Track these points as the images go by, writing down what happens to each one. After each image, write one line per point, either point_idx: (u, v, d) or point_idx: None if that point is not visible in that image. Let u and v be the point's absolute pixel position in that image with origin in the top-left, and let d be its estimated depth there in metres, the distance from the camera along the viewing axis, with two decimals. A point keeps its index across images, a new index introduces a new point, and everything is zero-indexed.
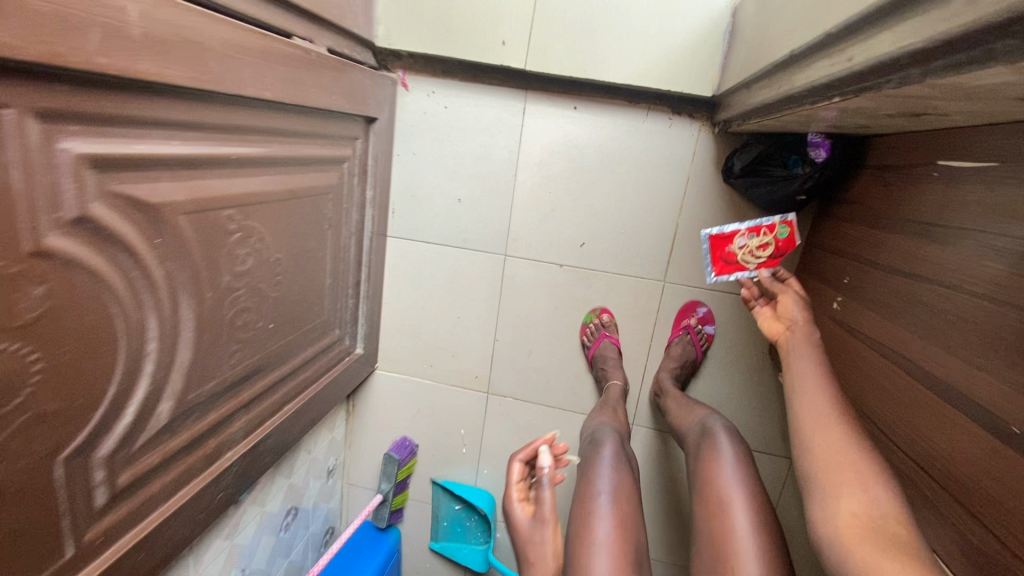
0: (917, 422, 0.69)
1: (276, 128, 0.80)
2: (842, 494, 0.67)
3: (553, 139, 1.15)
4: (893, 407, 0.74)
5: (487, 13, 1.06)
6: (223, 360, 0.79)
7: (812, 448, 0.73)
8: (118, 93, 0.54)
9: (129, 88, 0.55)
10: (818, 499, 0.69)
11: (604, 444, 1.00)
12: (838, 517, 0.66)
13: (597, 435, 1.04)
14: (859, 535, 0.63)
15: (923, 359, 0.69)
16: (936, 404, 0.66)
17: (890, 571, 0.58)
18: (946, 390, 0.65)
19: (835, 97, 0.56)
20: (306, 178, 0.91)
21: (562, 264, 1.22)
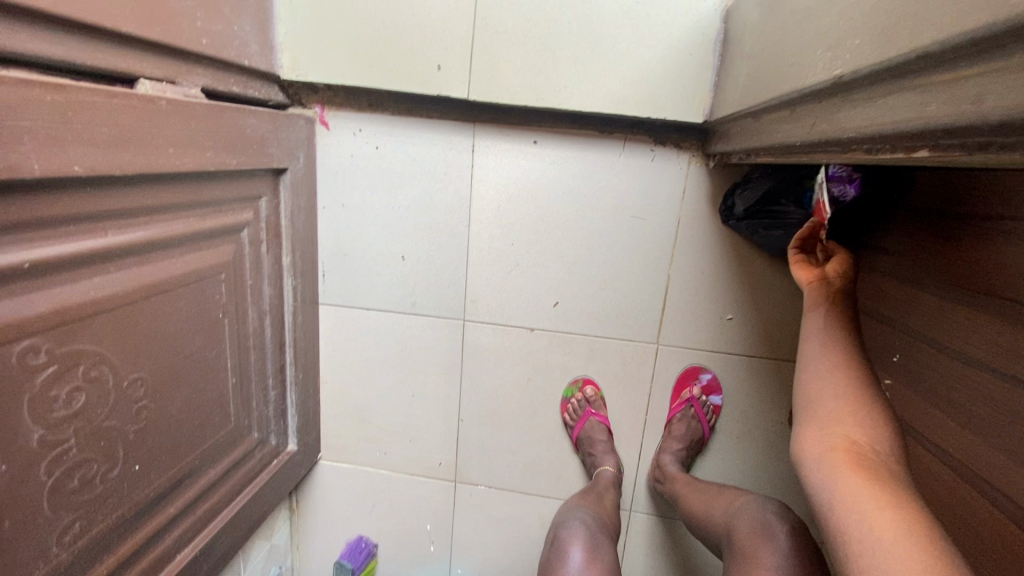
0: (1000, 555, 0.52)
1: (110, 209, 0.57)
2: (839, 421, 0.61)
3: (511, 181, 0.93)
4: (964, 517, 0.57)
5: (415, 32, 0.84)
6: (52, 541, 0.56)
7: (813, 366, 0.66)
8: None
9: None
10: (812, 421, 0.62)
11: (570, 547, 0.79)
12: (830, 440, 0.59)
13: (562, 530, 0.84)
14: (848, 457, 0.57)
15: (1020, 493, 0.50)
16: None
17: (878, 508, 0.51)
18: None
19: (919, 151, 0.36)
20: (178, 263, 0.68)
21: (534, 327, 1.00)
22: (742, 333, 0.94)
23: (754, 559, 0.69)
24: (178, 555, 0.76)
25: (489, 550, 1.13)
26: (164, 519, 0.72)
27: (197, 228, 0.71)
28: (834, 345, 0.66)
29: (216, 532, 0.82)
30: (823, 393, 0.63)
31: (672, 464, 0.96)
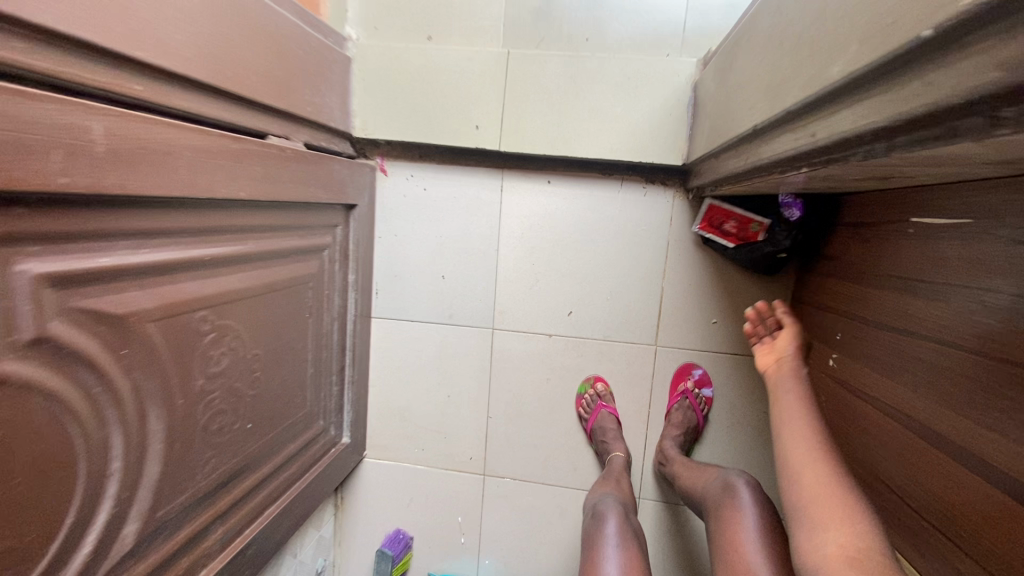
0: (924, 478, 0.64)
1: (252, 224, 0.79)
2: (828, 524, 0.62)
3: (532, 214, 1.16)
4: (896, 456, 0.70)
5: (458, 101, 1.10)
6: (198, 469, 0.73)
7: (791, 472, 0.70)
8: (91, 210, 0.54)
9: (102, 203, 0.55)
10: (804, 530, 0.64)
11: (606, 518, 0.95)
12: (824, 546, 0.60)
13: (598, 506, 0.99)
14: (844, 562, 0.57)
15: (919, 415, 0.65)
16: (939, 459, 0.62)
17: None
18: (946, 445, 0.61)
19: (803, 167, 0.58)
20: (284, 270, 0.90)
21: (552, 334, 1.20)
22: (725, 335, 1.14)
23: (738, 503, 0.85)
24: (263, 512, 0.92)
25: (515, 539, 1.27)
26: (259, 476, 0.89)
27: (298, 244, 0.93)
28: (802, 442, 0.72)
29: (290, 498, 0.98)
30: (806, 496, 0.66)
31: (672, 448, 1.12)
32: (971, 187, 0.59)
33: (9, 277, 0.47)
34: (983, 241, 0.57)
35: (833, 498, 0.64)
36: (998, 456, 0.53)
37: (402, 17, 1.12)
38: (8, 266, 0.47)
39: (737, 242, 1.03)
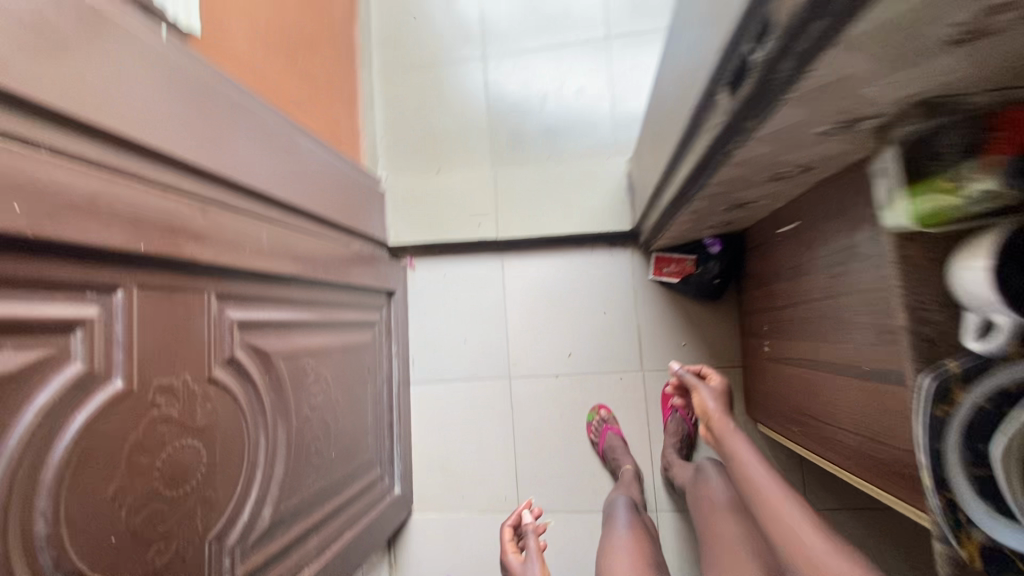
0: (828, 397, 0.88)
1: (332, 300, 1.14)
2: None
3: (529, 282, 1.52)
4: (812, 393, 0.94)
5: (464, 209, 1.52)
6: (303, 479, 0.98)
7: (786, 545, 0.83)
8: (257, 281, 0.88)
9: (262, 278, 0.90)
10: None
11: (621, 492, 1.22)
12: None
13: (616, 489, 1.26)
14: None
15: (814, 354, 0.92)
16: (828, 377, 0.87)
17: None
18: (827, 365, 0.87)
19: (686, 203, 0.94)
20: (352, 336, 1.22)
21: (558, 374, 1.49)
22: (694, 354, 1.43)
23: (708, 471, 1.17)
24: (342, 536, 1.12)
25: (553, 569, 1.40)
26: (339, 501, 1.11)
27: (359, 318, 1.26)
28: (778, 512, 0.86)
29: (360, 529, 1.18)
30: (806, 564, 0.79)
31: (673, 454, 1.34)
32: (792, 201, 0.94)
33: (223, 318, 0.79)
34: (806, 229, 0.91)
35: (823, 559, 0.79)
36: (845, 353, 0.81)
37: (417, 160, 1.58)
38: (223, 312, 0.79)
39: (681, 278, 1.38)
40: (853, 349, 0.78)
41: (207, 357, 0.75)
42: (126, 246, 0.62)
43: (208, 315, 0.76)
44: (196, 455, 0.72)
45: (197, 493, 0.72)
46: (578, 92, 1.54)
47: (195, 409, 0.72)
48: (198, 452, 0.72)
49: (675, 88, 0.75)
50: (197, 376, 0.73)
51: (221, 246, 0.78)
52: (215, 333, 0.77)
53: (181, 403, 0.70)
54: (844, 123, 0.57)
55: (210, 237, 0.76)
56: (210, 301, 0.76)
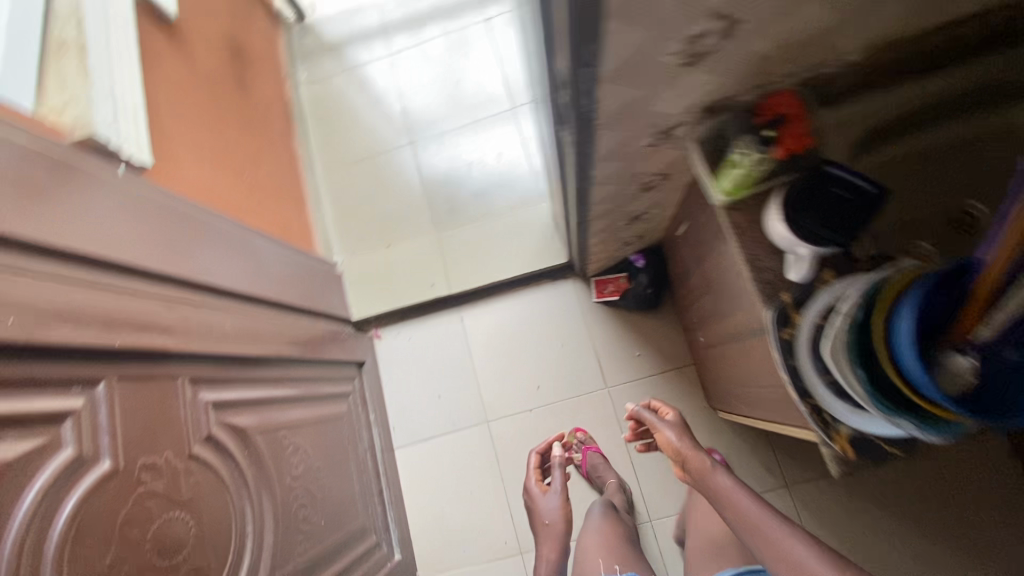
0: (743, 365, 1.01)
1: (302, 376, 1.24)
2: None
3: (487, 328, 1.64)
4: (735, 366, 1.07)
5: (416, 274, 1.66)
6: (295, 547, 1.03)
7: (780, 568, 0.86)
8: (226, 365, 0.98)
9: (230, 362, 1.00)
10: None
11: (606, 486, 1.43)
12: None
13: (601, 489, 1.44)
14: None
15: (726, 330, 1.06)
16: (738, 347, 1.01)
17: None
18: (734, 336, 1.01)
19: (588, 225, 1.10)
20: (327, 408, 1.30)
21: (531, 408, 1.58)
22: (648, 362, 1.55)
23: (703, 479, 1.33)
24: None
25: None
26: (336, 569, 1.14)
27: (332, 390, 1.35)
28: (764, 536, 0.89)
29: None
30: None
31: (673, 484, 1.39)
32: (675, 207, 1.12)
33: (198, 400, 0.89)
34: (690, 227, 1.08)
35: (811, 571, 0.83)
36: (738, 321, 0.95)
37: (367, 240, 1.74)
38: (197, 394, 0.89)
39: (620, 294, 1.52)
40: (739, 316, 0.92)
41: (185, 435, 0.84)
42: (103, 344, 0.73)
43: (183, 397, 0.85)
44: (184, 526, 0.78)
45: (188, 563, 0.77)
46: (498, 155, 1.75)
47: (178, 484, 0.80)
48: (186, 523, 0.79)
49: (544, 133, 0.93)
50: (178, 453, 0.81)
51: (189, 336, 0.89)
52: (191, 413, 0.86)
53: (165, 479, 0.78)
54: (661, 135, 0.74)
55: (177, 329, 0.87)
56: (183, 384, 0.86)
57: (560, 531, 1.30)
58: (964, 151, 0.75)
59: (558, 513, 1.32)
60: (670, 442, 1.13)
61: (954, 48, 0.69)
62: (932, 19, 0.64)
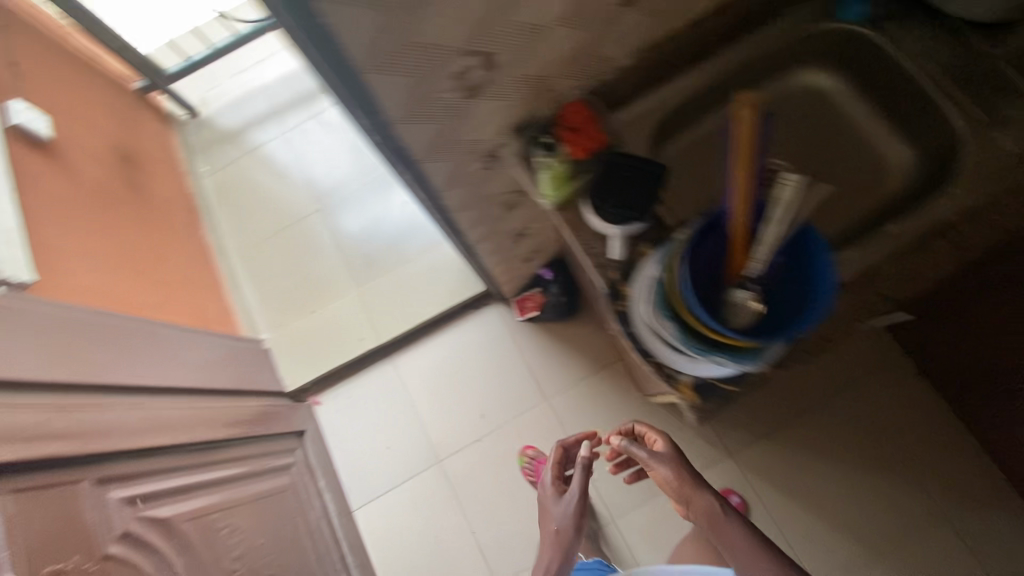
0: None
1: (232, 456, 1.24)
2: None
3: (422, 369, 1.67)
4: None
5: (342, 333, 1.70)
6: None
7: None
8: (137, 458, 0.99)
9: (143, 454, 1.01)
10: None
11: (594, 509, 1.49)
12: None
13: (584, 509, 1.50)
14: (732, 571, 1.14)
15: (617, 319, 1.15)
16: None
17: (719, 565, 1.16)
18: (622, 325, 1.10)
19: (473, 250, 1.18)
20: (266, 483, 1.30)
21: (479, 438, 1.60)
22: (579, 366, 1.61)
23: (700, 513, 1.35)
24: None
25: None
26: None
27: (270, 465, 1.35)
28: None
29: None
30: None
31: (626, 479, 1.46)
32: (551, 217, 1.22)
33: (107, 499, 0.89)
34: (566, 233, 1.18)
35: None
36: None
37: (291, 311, 1.78)
38: (106, 493, 0.90)
39: (541, 307, 1.57)
40: None
41: (96, 536, 0.84)
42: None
43: (90, 499, 0.86)
44: None
45: None
46: (404, 203, 1.83)
47: None
48: None
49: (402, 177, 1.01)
50: (88, 557, 0.81)
51: (90, 437, 0.90)
52: (101, 513, 0.87)
53: None
54: (488, 158, 0.81)
55: (77, 432, 0.88)
56: (89, 485, 0.87)
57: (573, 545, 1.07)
58: (707, 148, 0.97)
59: (575, 517, 1.08)
60: (665, 478, 0.95)
61: (710, 37, 0.82)
62: (674, 21, 0.76)
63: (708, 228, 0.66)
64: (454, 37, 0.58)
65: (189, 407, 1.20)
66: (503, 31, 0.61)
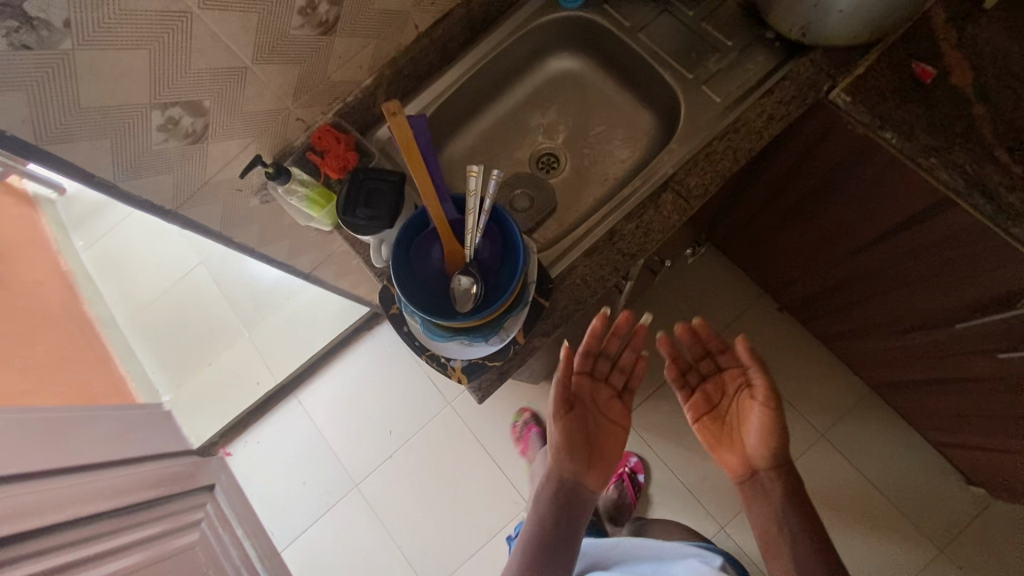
0: None
1: (124, 524, 1.23)
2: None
3: (324, 399, 1.71)
4: None
5: (242, 380, 1.75)
6: None
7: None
8: (7, 543, 0.97)
9: (12, 538, 0.98)
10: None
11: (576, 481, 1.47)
12: None
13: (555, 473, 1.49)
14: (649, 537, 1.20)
15: None
16: None
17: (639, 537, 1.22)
18: None
19: (317, 281, 1.21)
20: (173, 542, 1.29)
21: (390, 455, 1.64)
22: None
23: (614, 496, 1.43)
24: None
25: None
26: None
27: (176, 523, 1.34)
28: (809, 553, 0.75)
29: None
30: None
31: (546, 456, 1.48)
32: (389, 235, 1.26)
33: None
34: None
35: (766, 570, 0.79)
36: None
37: (191, 369, 1.80)
38: None
39: None
40: None
41: None
42: None
43: None
44: None
45: None
46: None
47: None
48: None
49: None
50: None
51: None
52: None
53: None
54: (264, 191, 0.87)
55: None
56: None
57: (567, 472, 0.85)
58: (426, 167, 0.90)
59: (559, 430, 0.84)
60: (756, 426, 0.80)
61: (449, 42, 0.87)
62: (400, 37, 0.81)
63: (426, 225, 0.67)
64: (136, 94, 0.61)
65: (68, 484, 1.19)
66: (193, 79, 0.64)
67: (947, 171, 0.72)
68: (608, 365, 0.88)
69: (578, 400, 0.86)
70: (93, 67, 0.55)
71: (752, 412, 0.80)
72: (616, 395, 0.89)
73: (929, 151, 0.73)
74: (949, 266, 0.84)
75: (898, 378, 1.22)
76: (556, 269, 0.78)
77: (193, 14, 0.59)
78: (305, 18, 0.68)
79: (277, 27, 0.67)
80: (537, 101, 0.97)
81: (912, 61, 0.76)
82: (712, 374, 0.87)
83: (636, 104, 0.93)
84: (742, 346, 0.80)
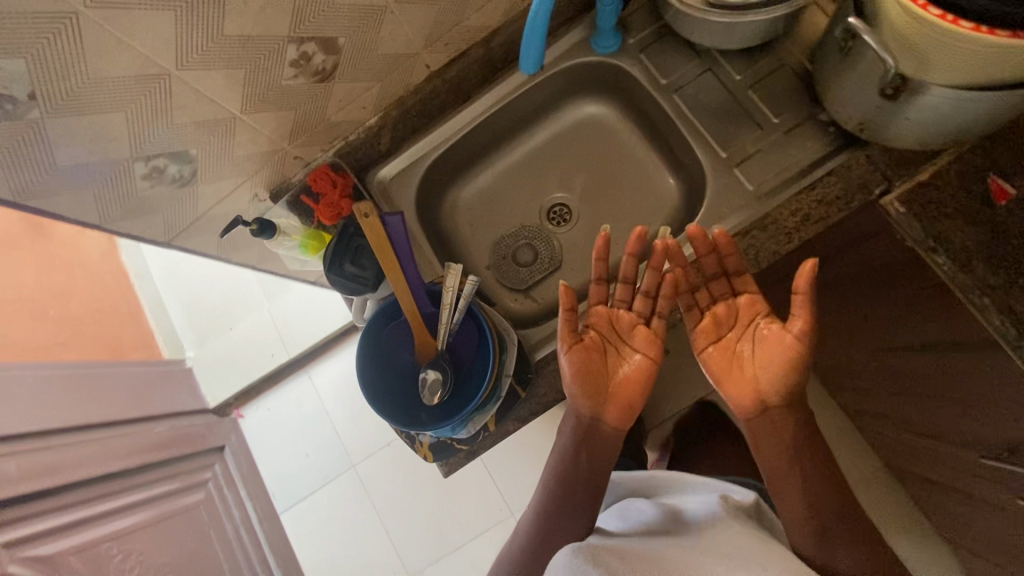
0: None
1: (134, 483, 1.29)
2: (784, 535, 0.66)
3: (331, 378, 1.78)
4: None
5: (258, 349, 1.82)
6: None
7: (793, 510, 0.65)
8: (19, 502, 1.04)
9: (24, 498, 1.06)
10: None
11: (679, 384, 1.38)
12: None
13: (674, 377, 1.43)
14: None
15: None
16: None
17: None
18: None
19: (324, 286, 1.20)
20: (178, 503, 1.35)
21: (388, 441, 1.70)
22: None
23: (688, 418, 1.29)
24: None
25: None
26: None
27: (184, 483, 1.41)
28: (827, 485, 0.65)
29: None
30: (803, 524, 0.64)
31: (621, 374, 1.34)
32: None
33: None
34: None
35: (783, 504, 0.66)
36: None
37: (213, 331, 1.87)
38: None
39: None
40: None
41: None
42: None
43: None
44: None
45: None
46: None
47: None
48: None
49: None
50: None
51: None
52: None
53: None
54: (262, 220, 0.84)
55: None
56: None
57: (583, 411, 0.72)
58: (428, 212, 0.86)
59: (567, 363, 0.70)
60: (783, 351, 0.64)
61: (464, 80, 0.80)
62: (409, 77, 0.75)
63: (398, 312, 0.69)
64: (113, 149, 0.58)
65: (85, 442, 1.26)
66: (176, 131, 0.61)
67: (1004, 318, 0.59)
68: (626, 293, 0.73)
69: (590, 328, 0.72)
70: (64, 130, 0.53)
71: (780, 337, 0.65)
72: (639, 320, 0.73)
73: (985, 288, 0.60)
74: (980, 407, 0.74)
75: (910, 471, 1.14)
76: (544, 352, 0.75)
77: (171, 75, 0.55)
78: (298, 69, 0.63)
79: (266, 78, 0.62)
80: (559, 148, 0.89)
81: (992, 174, 0.62)
82: (724, 297, 0.70)
83: (662, 168, 0.85)
84: (803, 270, 0.60)
